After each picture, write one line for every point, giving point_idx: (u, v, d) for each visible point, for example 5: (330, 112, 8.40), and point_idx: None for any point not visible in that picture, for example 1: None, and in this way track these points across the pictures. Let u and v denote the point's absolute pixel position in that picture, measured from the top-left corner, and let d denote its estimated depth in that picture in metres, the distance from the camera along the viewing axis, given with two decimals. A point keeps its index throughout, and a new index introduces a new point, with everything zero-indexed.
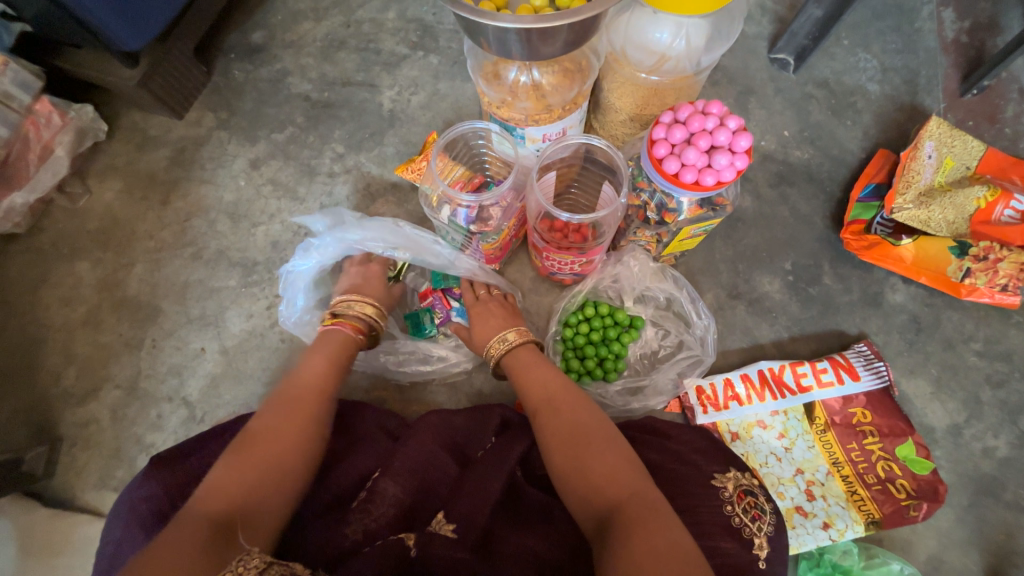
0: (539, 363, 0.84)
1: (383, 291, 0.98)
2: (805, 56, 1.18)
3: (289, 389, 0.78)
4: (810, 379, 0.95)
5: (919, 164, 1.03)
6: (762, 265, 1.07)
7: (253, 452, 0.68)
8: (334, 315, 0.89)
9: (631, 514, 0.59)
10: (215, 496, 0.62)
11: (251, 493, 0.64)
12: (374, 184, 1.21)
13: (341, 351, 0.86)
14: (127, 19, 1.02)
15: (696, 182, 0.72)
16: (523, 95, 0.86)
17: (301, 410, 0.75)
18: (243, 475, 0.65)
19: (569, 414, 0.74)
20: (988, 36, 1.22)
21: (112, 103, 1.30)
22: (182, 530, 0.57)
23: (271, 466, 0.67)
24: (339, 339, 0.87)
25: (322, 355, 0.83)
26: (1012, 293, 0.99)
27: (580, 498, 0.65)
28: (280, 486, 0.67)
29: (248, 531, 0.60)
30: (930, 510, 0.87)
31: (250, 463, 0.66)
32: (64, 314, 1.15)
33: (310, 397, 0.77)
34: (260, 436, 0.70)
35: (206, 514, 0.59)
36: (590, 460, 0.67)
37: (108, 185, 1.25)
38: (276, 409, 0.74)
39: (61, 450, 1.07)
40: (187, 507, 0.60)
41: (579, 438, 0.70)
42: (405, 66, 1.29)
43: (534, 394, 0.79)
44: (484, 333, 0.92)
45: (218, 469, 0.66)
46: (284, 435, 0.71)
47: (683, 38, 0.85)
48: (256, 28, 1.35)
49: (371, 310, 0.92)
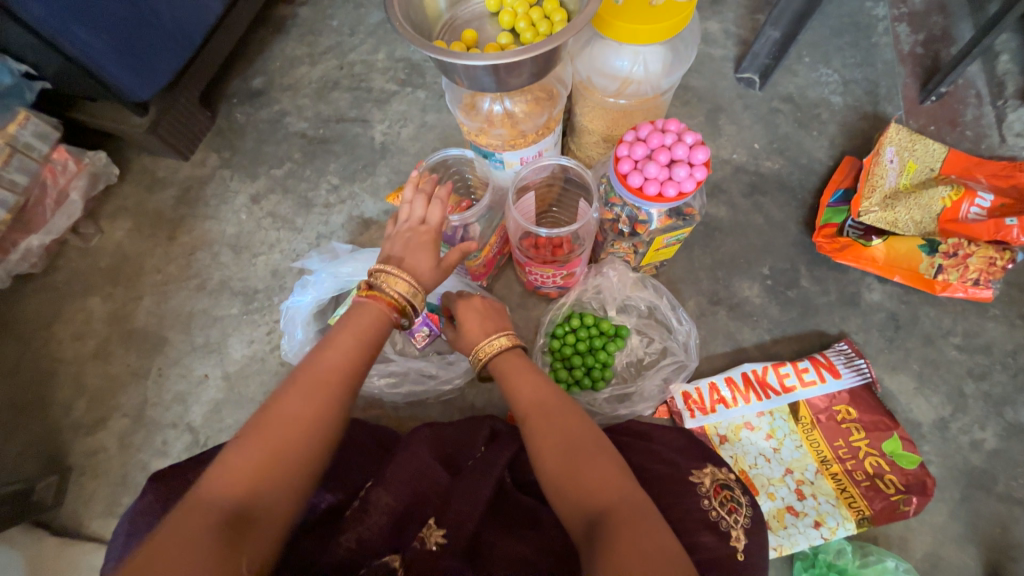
0: (524, 363, 0.81)
1: (430, 262, 0.75)
2: (768, 74, 1.25)
3: (313, 367, 0.63)
4: (793, 379, 0.98)
5: (882, 169, 1.09)
6: (741, 271, 1.11)
7: (269, 437, 0.57)
8: (370, 288, 0.70)
9: (621, 522, 0.59)
10: (222, 485, 0.54)
11: (264, 488, 0.55)
12: (368, 212, 1.28)
13: (375, 329, 0.68)
14: (138, 73, 1.13)
15: (659, 195, 0.77)
16: (498, 123, 0.92)
17: (326, 394, 0.61)
18: (255, 463, 0.55)
19: (559, 421, 0.71)
20: (942, 47, 1.30)
21: (124, 149, 1.40)
22: (184, 526, 0.50)
23: (287, 459, 0.57)
24: (372, 316, 0.68)
25: (351, 329, 0.67)
26: (985, 287, 1.01)
27: (569, 504, 0.64)
28: (296, 479, 0.57)
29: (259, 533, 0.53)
30: (920, 503, 0.87)
31: (263, 449, 0.56)
32: (76, 347, 1.21)
33: (333, 375, 0.62)
34: (273, 423, 0.58)
35: (210, 509, 0.52)
36: (582, 465, 0.65)
37: (118, 225, 1.33)
38: (296, 391, 0.60)
39: (69, 480, 1.10)
40: (195, 493, 0.53)
41: (570, 442, 0.68)
42: (394, 102, 1.38)
43: (523, 395, 0.76)
44: (471, 333, 0.86)
45: (230, 448, 0.57)
46: (306, 420, 0.59)
47: (642, 64, 0.92)
48: (257, 75, 1.45)
49: (406, 287, 0.71)
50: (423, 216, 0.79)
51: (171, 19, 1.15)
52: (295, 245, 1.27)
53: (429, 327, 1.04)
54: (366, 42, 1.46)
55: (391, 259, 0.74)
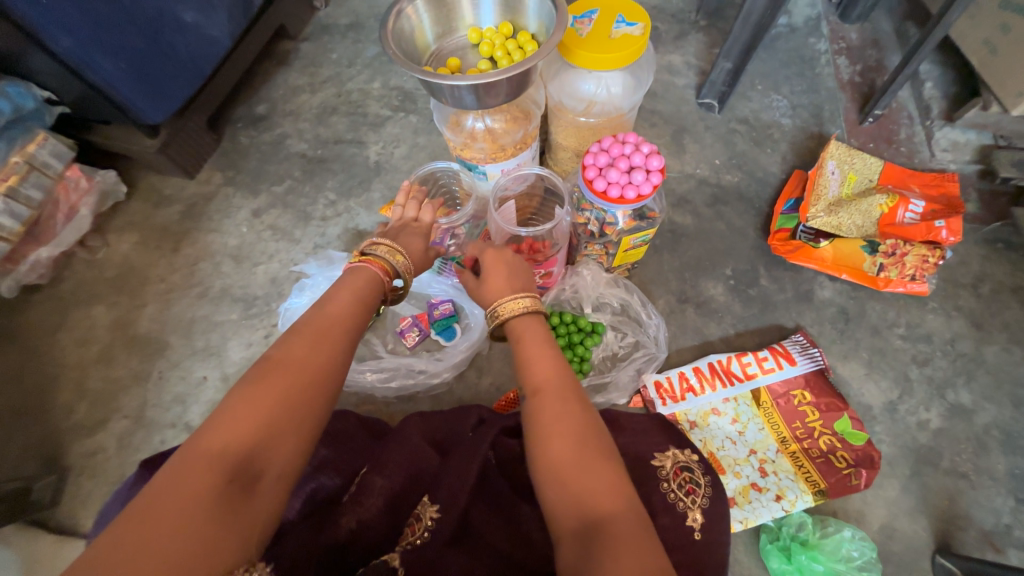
0: (541, 335, 0.75)
1: (419, 247, 0.88)
2: (725, 99, 1.40)
3: (316, 322, 0.70)
4: (754, 367, 1.07)
5: (825, 180, 1.21)
6: (706, 272, 1.22)
7: (270, 385, 0.61)
8: (364, 254, 0.81)
9: (619, 535, 0.55)
10: (224, 440, 0.57)
11: (268, 443, 0.58)
12: (363, 224, 1.38)
13: (367, 292, 0.77)
14: (151, 98, 1.23)
15: (621, 197, 0.88)
16: (481, 138, 1.04)
17: (326, 351, 0.67)
18: (260, 418, 0.59)
19: (566, 412, 0.65)
20: (876, 76, 1.47)
21: (133, 168, 1.49)
22: (189, 477, 0.53)
23: (289, 415, 0.60)
24: (367, 279, 0.78)
25: (351, 291, 0.75)
26: (921, 281, 1.13)
27: (563, 499, 0.59)
28: (298, 433, 0.61)
29: (266, 484, 0.57)
30: (869, 476, 0.95)
31: (267, 404, 0.60)
32: (79, 353, 1.26)
33: (334, 330, 0.70)
34: (280, 370, 0.63)
35: (214, 462, 0.55)
36: (587, 466, 0.60)
37: (125, 238, 1.40)
38: (302, 343, 0.66)
39: (67, 480, 1.14)
40: (200, 438, 0.57)
41: (580, 437, 0.62)
42: (388, 125, 1.51)
43: (536, 374, 0.70)
44: (494, 287, 0.80)
45: (230, 402, 0.60)
46: (309, 374, 0.64)
47: (604, 88, 1.06)
48: (261, 102, 1.58)
49: (400, 258, 0.83)
50: (416, 216, 0.92)
51: (185, 51, 1.27)
52: (293, 255, 1.35)
53: (419, 327, 1.18)
54: (363, 73, 1.60)
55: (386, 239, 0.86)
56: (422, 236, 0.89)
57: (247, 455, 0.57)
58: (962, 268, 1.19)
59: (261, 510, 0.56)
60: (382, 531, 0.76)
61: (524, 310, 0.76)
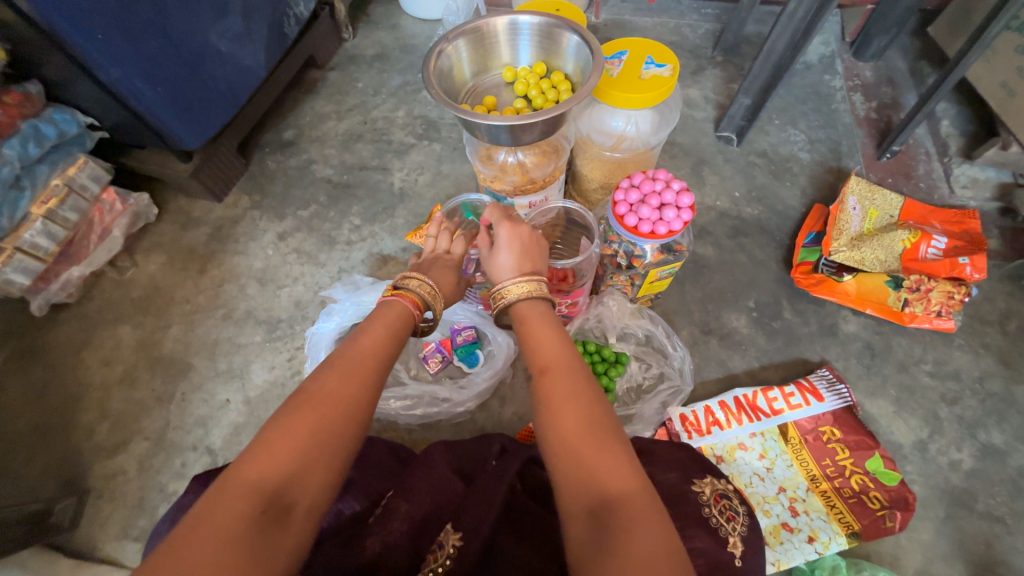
0: (544, 315, 0.73)
1: (449, 280, 0.89)
2: (744, 133, 1.43)
3: (350, 354, 0.69)
4: (781, 403, 1.06)
5: (847, 216, 1.22)
6: (729, 304, 1.22)
7: (304, 418, 0.60)
8: (396, 288, 0.81)
9: (631, 516, 0.52)
10: (260, 470, 0.56)
11: (301, 475, 0.57)
12: (387, 249, 1.40)
13: (399, 326, 0.77)
14: (190, 125, 1.28)
15: (652, 233, 0.89)
16: (512, 171, 1.07)
17: (359, 382, 0.66)
18: (293, 450, 0.58)
19: (572, 385, 0.63)
20: (892, 113, 1.50)
21: (163, 191, 1.53)
22: (225, 508, 0.53)
23: (323, 446, 0.60)
24: (399, 312, 0.78)
25: (383, 324, 0.75)
26: (947, 318, 1.13)
27: (570, 479, 0.57)
28: (329, 466, 0.60)
29: (298, 517, 0.56)
30: (904, 519, 0.93)
31: (302, 436, 0.59)
32: (103, 373, 1.27)
33: (367, 361, 0.69)
34: (314, 402, 0.62)
35: (250, 493, 0.55)
36: (594, 445, 0.58)
37: (153, 259, 1.43)
38: (335, 374, 0.66)
39: (86, 502, 1.13)
40: (235, 469, 0.56)
41: (586, 414, 0.60)
42: (413, 152, 1.55)
43: (537, 354, 0.68)
44: (510, 266, 0.78)
45: (268, 432, 0.59)
46: (343, 405, 0.63)
47: (633, 125, 1.09)
48: (289, 128, 1.63)
49: (430, 291, 0.83)
50: (447, 247, 0.94)
51: (223, 81, 1.32)
52: (317, 279, 1.37)
53: (442, 353, 1.18)
54: (388, 101, 1.65)
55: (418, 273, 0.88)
56: (452, 270, 0.91)
57: (280, 486, 0.56)
58: (987, 305, 1.19)
59: (292, 542, 0.55)
60: (404, 558, 0.73)
61: (527, 294, 0.73)
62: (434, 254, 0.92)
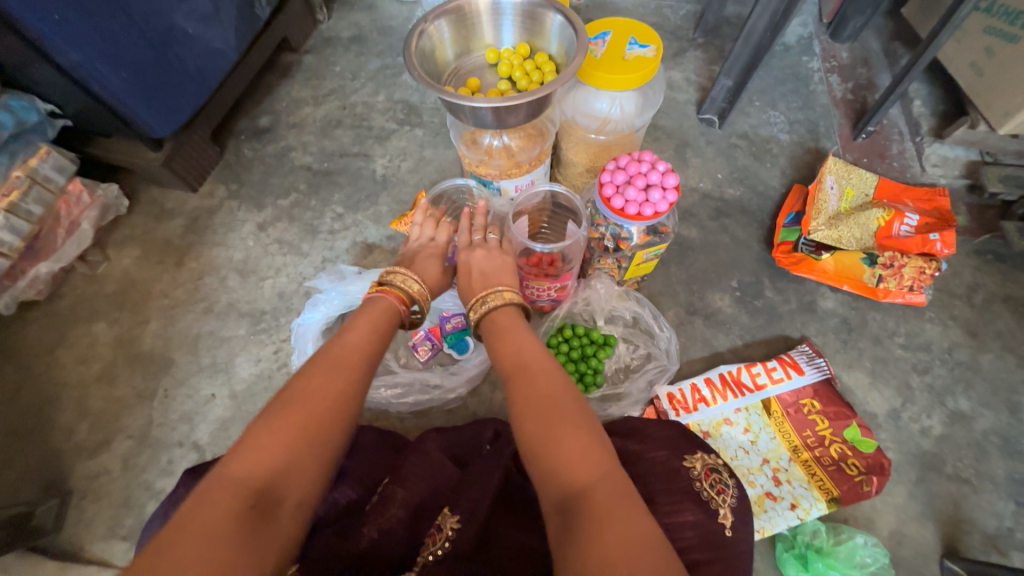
0: (518, 324, 0.76)
1: (435, 270, 0.90)
2: (725, 115, 1.44)
3: (336, 350, 0.70)
4: (764, 378, 1.09)
5: (825, 195, 1.25)
6: (713, 284, 1.25)
7: (293, 413, 0.60)
8: (382, 284, 0.82)
9: (600, 504, 0.53)
10: (248, 466, 0.56)
11: (291, 469, 0.57)
12: (371, 238, 1.38)
13: (386, 320, 0.77)
14: (159, 112, 1.23)
15: (639, 214, 0.90)
16: (497, 155, 1.06)
17: (346, 376, 0.67)
18: (282, 445, 0.58)
19: (539, 381, 0.66)
20: (867, 93, 1.53)
21: (134, 182, 1.47)
22: (215, 503, 0.52)
23: (312, 441, 0.60)
24: (386, 309, 0.79)
25: (369, 319, 0.76)
26: (919, 292, 1.18)
27: (542, 474, 0.58)
28: (320, 459, 0.60)
29: (288, 507, 0.56)
30: (880, 483, 0.98)
31: (290, 432, 0.59)
32: (79, 371, 1.23)
33: (355, 355, 0.70)
34: (301, 398, 0.62)
35: (239, 488, 0.54)
36: (563, 435, 0.59)
37: (126, 253, 1.38)
38: (321, 370, 0.66)
39: (70, 503, 1.10)
40: (225, 466, 0.56)
41: (550, 408, 0.62)
42: (394, 138, 1.51)
43: (504, 360, 0.71)
44: (488, 275, 0.84)
45: (256, 430, 0.59)
46: (331, 399, 0.63)
47: (618, 107, 1.09)
48: (264, 114, 1.57)
49: (418, 288, 0.84)
50: (432, 235, 0.94)
51: (192, 64, 1.26)
52: (301, 269, 1.34)
53: (432, 341, 1.17)
54: (367, 86, 1.61)
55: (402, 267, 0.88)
56: (439, 259, 0.91)
57: (271, 480, 0.56)
58: (956, 279, 1.24)
59: (285, 533, 0.55)
60: (403, 543, 0.74)
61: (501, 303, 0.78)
62: (419, 245, 0.93)
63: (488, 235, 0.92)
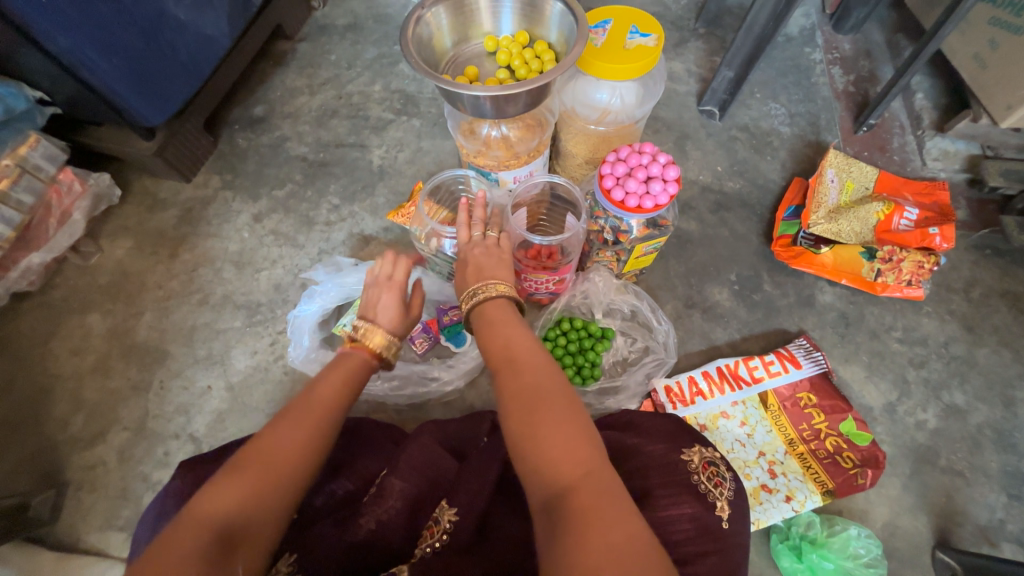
0: (509, 316, 0.75)
1: (398, 311, 0.90)
2: (726, 107, 1.42)
3: (306, 399, 0.71)
4: (761, 371, 1.09)
5: (825, 188, 1.24)
6: (711, 278, 1.24)
7: (260, 461, 0.61)
8: (351, 341, 0.83)
9: (585, 503, 0.53)
10: (215, 505, 0.56)
11: (251, 517, 0.57)
12: (368, 229, 1.36)
13: (355, 371, 0.79)
14: (151, 101, 1.20)
15: (639, 207, 0.89)
16: (495, 146, 1.05)
17: (314, 426, 0.68)
18: (246, 492, 0.58)
19: (529, 375, 0.65)
20: (869, 86, 1.52)
21: (126, 171, 1.45)
22: (174, 549, 0.52)
23: (274, 489, 0.60)
24: (355, 362, 0.80)
25: (339, 370, 0.77)
26: (917, 286, 1.17)
27: (530, 471, 0.58)
28: (280, 508, 0.60)
29: (248, 548, 0.56)
30: (875, 476, 0.99)
31: (255, 477, 0.60)
32: (73, 363, 1.22)
33: (324, 404, 0.71)
34: (268, 446, 0.63)
35: (199, 533, 0.54)
36: (551, 432, 0.58)
37: (119, 243, 1.36)
38: (290, 417, 0.67)
39: (65, 495, 1.10)
40: (188, 510, 0.56)
41: (539, 404, 0.61)
42: (391, 129, 1.49)
43: (495, 353, 0.70)
44: (483, 268, 0.82)
45: (222, 474, 0.60)
46: (296, 449, 0.64)
47: (618, 97, 1.08)
48: (259, 104, 1.55)
49: (386, 339, 0.85)
50: (393, 274, 0.93)
51: (184, 51, 1.24)
52: (297, 261, 1.33)
53: (428, 334, 1.17)
54: (364, 75, 1.58)
55: (368, 316, 0.88)
56: (401, 295, 0.91)
57: (231, 526, 0.56)
58: (954, 273, 1.24)
59: None
60: (401, 535, 0.74)
61: (493, 295, 0.77)
62: (381, 286, 0.91)
63: (488, 231, 0.90)
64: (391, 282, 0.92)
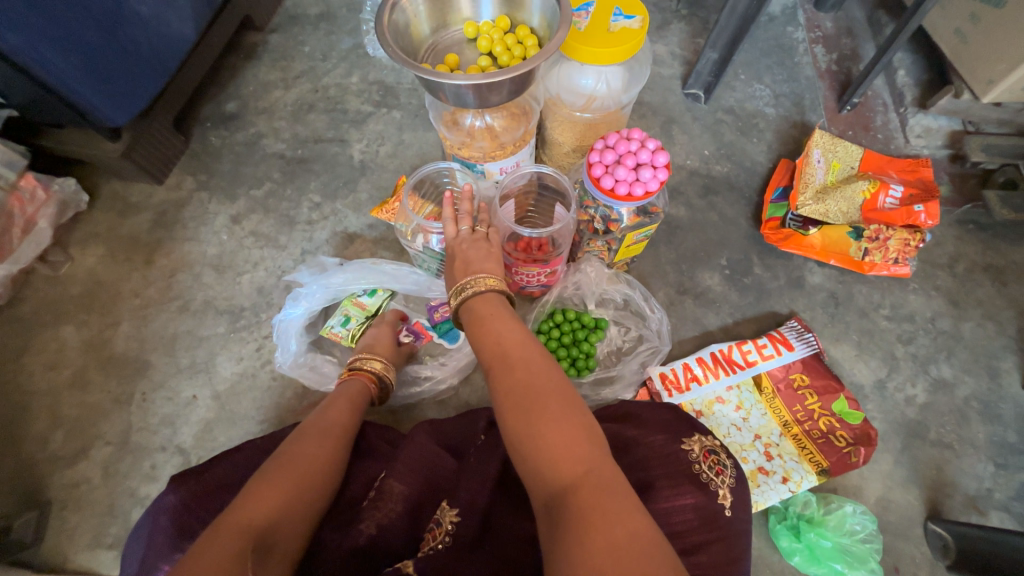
0: (500, 310, 0.72)
1: (392, 345, 1.06)
2: (711, 89, 1.41)
3: (320, 423, 0.81)
4: (754, 354, 1.10)
5: (812, 169, 1.24)
6: (702, 263, 1.24)
7: (291, 471, 0.68)
8: (352, 369, 0.98)
9: (587, 500, 0.52)
10: (250, 512, 0.60)
11: (284, 520, 0.62)
12: (352, 227, 1.32)
13: (360, 396, 0.92)
14: (116, 101, 1.15)
15: (629, 194, 0.87)
16: (480, 137, 1.02)
17: (331, 445, 0.77)
18: (280, 496, 0.64)
19: (525, 372, 0.63)
20: (852, 64, 1.51)
21: (93, 175, 1.38)
22: (219, 543, 0.54)
23: (303, 495, 0.67)
24: (357, 388, 0.94)
25: (345, 397, 0.90)
26: (903, 264, 1.19)
27: (531, 470, 0.57)
28: (306, 514, 0.66)
29: (276, 558, 0.59)
30: (867, 453, 1.00)
31: (288, 483, 0.66)
32: (48, 378, 1.17)
33: (336, 428, 0.82)
34: (296, 459, 0.71)
35: (243, 530, 0.57)
36: (550, 430, 0.57)
37: (90, 251, 1.30)
38: (310, 440, 0.76)
39: (49, 515, 1.06)
40: (227, 515, 0.59)
41: (536, 400, 0.59)
42: (371, 122, 1.45)
43: (488, 349, 0.68)
44: (471, 262, 0.79)
45: (256, 484, 0.65)
46: (318, 463, 0.73)
47: (604, 83, 1.05)
48: (230, 99, 1.48)
49: (381, 366, 1.00)
50: (386, 316, 1.12)
51: (147, 47, 1.17)
52: (279, 262, 1.29)
53: (418, 333, 1.14)
54: (339, 66, 1.52)
55: (364, 349, 1.03)
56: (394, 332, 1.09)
57: (267, 527, 0.59)
58: (938, 249, 1.25)
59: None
60: (403, 537, 0.73)
61: (486, 289, 0.74)
62: (377, 325, 1.09)
63: (476, 225, 0.86)
64: (384, 321, 1.11)
